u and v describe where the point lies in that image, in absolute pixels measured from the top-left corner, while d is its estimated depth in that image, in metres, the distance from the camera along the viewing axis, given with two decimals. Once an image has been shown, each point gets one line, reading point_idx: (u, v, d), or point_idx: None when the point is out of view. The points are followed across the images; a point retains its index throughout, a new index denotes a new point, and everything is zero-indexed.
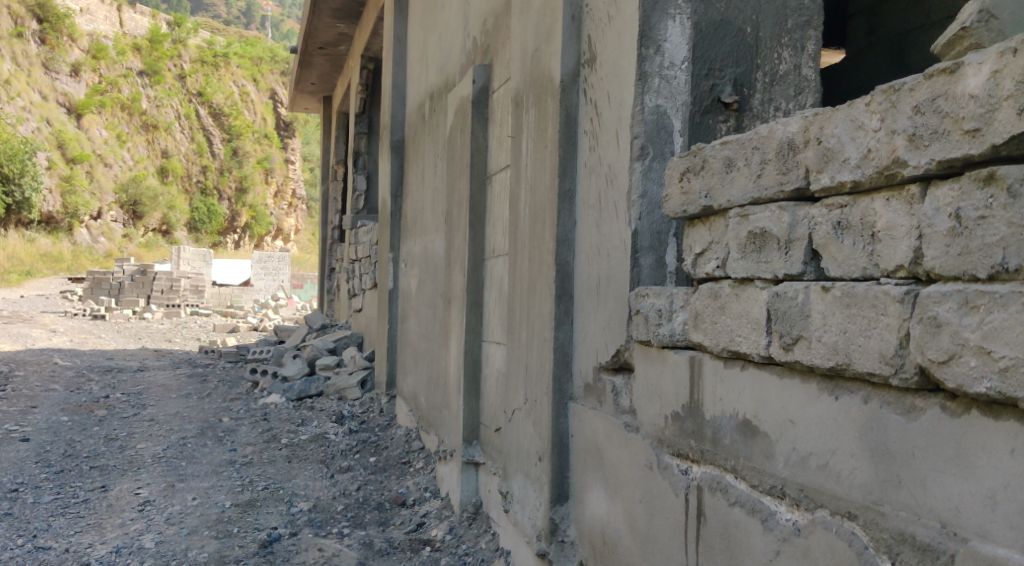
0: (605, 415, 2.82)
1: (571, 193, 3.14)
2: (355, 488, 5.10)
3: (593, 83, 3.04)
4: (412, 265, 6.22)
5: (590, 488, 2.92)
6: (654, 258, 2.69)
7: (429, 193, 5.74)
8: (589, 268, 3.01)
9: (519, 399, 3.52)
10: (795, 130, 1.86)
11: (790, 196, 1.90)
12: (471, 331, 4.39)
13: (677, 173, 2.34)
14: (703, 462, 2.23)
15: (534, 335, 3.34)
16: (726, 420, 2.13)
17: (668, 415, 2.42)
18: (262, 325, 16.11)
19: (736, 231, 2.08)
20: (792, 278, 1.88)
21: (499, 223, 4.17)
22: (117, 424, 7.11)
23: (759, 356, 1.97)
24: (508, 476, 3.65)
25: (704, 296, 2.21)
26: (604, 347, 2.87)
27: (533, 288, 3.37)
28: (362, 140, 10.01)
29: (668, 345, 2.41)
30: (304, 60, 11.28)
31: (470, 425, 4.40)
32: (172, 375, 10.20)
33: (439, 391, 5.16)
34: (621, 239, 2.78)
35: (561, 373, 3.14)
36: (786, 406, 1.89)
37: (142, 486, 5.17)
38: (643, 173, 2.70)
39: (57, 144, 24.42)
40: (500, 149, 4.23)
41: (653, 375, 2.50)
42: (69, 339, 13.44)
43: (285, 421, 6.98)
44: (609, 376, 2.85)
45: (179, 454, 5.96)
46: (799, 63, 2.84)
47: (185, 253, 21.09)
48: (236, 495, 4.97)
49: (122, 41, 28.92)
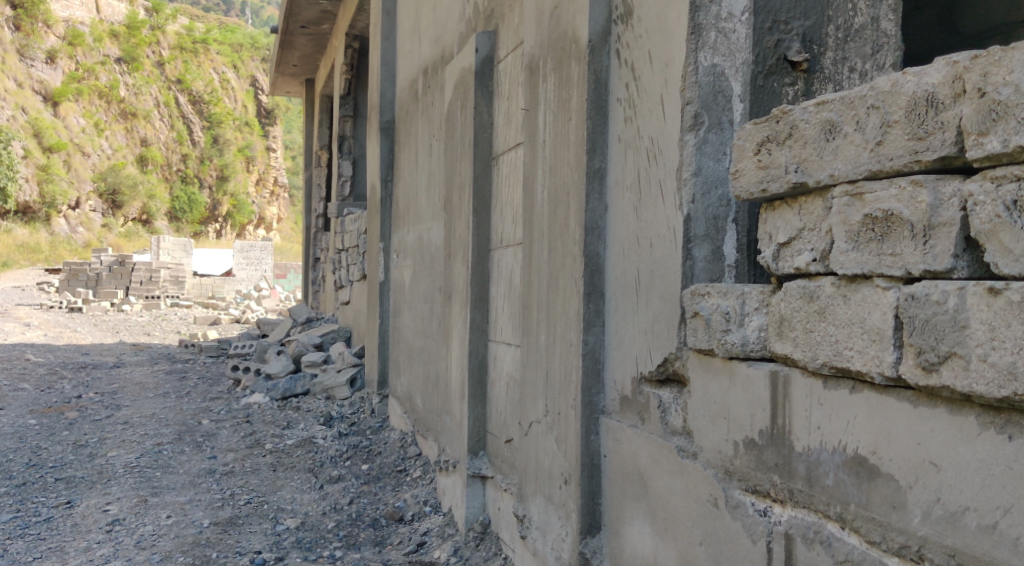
0: (650, 435, 2.37)
1: (601, 172, 2.69)
2: (348, 501, 4.63)
3: (628, 42, 2.58)
4: (404, 257, 5.76)
5: (629, 521, 2.47)
6: (710, 248, 2.24)
7: (424, 177, 5.27)
8: (626, 261, 2.56)
9: (539, 411, 3.07)
10: (939, 81, 1.44)
11: (929, 168, 1.47)
12: (477, 330, 3.94)
13: (751, 144, 1.89)
14: (791, 503, 1.79)
15: (556, 338, 2.89)
16: (827, 455, 1.69)
17: (738, 441, 1.97)
18: (244, 316, 15.61)
19: (843, 216, 1.64)
20: (935, 276, 1.45)
21: (509, 210, 3.72)
22: (88, 428, 6.61)
23: (882, 378, 1.53)
24: (523, 497, 3.21)
25: (794, 297, 1.76)
26: (646, 354, 2.42)
27: (554, 283, 2.92)
28: (348, 122, 9.49)
29: (738, 356, 1.96)
30: (284, 40, 10.72)
31: (475, 435, 3.95)
32: (150, 372, 9.68)
33: (438, 393, 4.70)
34: (668, 226, 2.33)
35: (592, 384, 2.68)
36: (925, 443, 1.46)
37: (111, 501, 4.68)
38: (697, 146, 2.25)
39: (33, 133, 23.75)
40: (508, 126, 3.76)
41: (716, 392, 2.05)
42: (44, 333, 12.87)
43: (269, 424, 6.51)
44: (653, 389, 2.40)
45: (154, 463, 5.46)
46: (877, 15, 2.28)
47: (165, 243, 20.47)
48: (215, 512, 4.48)
49: (98, 27, 28.04)
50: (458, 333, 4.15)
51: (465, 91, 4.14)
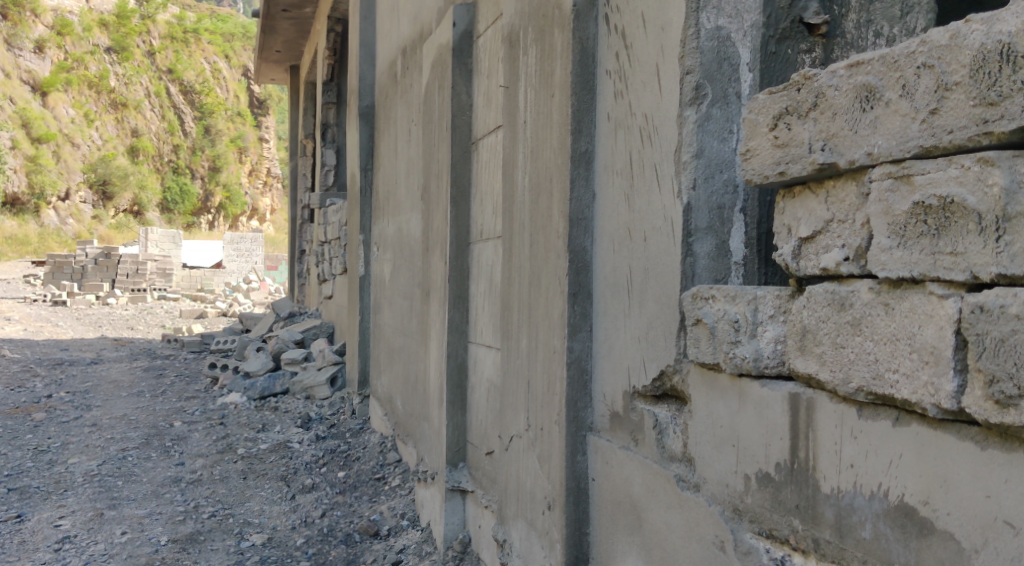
0: (644, 460, 2.04)
1: (587, 156, 2.36)
2: (320, 514, 4.30)
3: (618, 5, 2.24)
4: (384, 249, 5.41)
5: (620, 558, 2.15)
6: (714, 242, 1.92)
7: (403, 164, 4.93)
8: (616, 257, 2.23)
9: (520, 425, 2.74)
10: (1018, 29, 1.11)
11: (1002, 144, 1.15)
12: (455, 330, 3.60)
13: (766, 118, 1.57)
14: (817, 555, 1.48)
15: (539, 343, 2.56)
16: (863, 501, 1.37)
17: (750, 475, 1.65)
18: (231, 309, 15.23)
19: (884, 204, 1.32)
20: (1011, 283, 1.13)
21: (489, 198, 3.37)
22: (54, 431, 6.28)
23: (938, 410, 1.21)
24: (504, 519, 2.88)
25: (819, 304, 1.44)
26: (640, 365, 2.09)
27: (536, 282, 2.59)
28: (331, 110, 9.13)
29: (750, 374, 1.64)
30: (266, 24, 10.35)
31: (454, 445, 3.63)
32: (127, 370, 9.32)
33: (417, 396, 4.38)
34: (665, 216, 1.99)
35: (578, 397, 2.36)
36: (997, 497, 1.15)
37: (65, 515, 4.35)
38: (699, 123, 1.91)
39: (21, 124, 23.23)
40: (488, 108, 3.41)
41: (723, 413, 1.74)
42: (24, 327, 12.52)
43: (244, 426, 6.18)
44: (648, 407, 2.07)
45: (116, 471, 5.13)
46: None
47: (154, 234, 20.06)
48: (174, 528, 4.15)
49: (87, 17, 27.58)
50: (437, 333, 3.82)
51: (442, 69, 3.80)
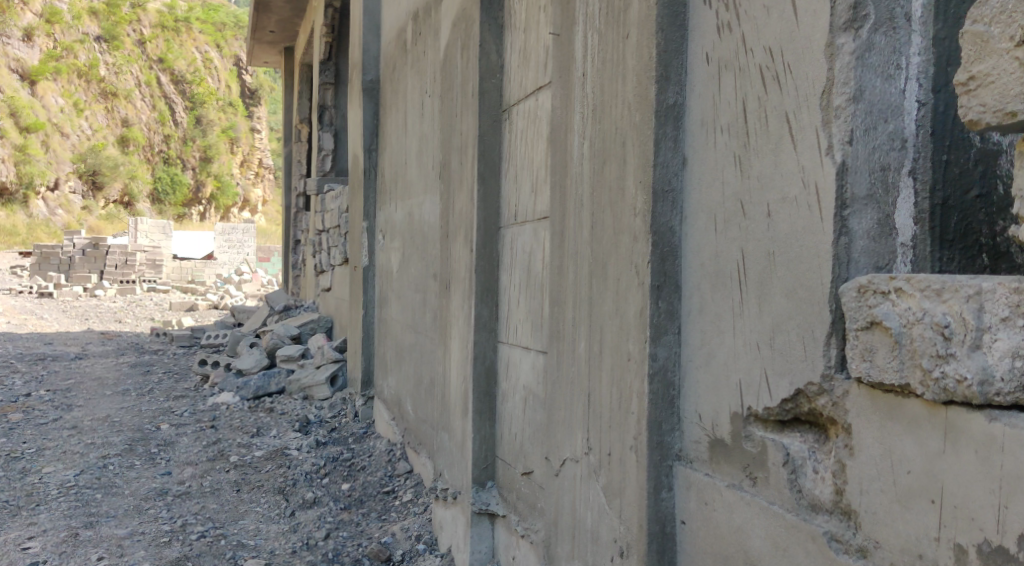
0: (768, 506, 1.55)
1: (677, 111, 1.85)
2: (324, 535, 3.79)
3: None
4: (392, 237, 4.89)
5: None
6: (876, 217, 1.44)
7: (415, 142, 4.40)
8: (719, 240, 1.71)
9: (577, 447, 2.23)
10: None
11: None
12: (483, 329, 3.09)
13: (1012, 29, 1.10)
14: None
15: (604, 348, 2.05)
16: None
17: (966, 546, 1.17)
18: (223, 302, 14.63)
19: None
20: None
21: (528, 172, 2.86)
22: (30, 435, 5.75)
23: None
24: (553, 559, 2.39)
25: None
26: (760, 381, 1.59)
27: (602, 272, 2.07)
28: (328, 90, 8.65)
29: (969, 402, 1.15)
30: (260, 2, 9.77)
31: (481, 462, 3.11)
32: (113, 366, 8.77)
33: (433, 402, 3.87)
34: (804, 181, 1.49)
35: (663, 418, 1.85)
36: None
37: (35, 535, 3.83)
38: (859, 54, 1.43)
39: (9, 113, 22.79)
40: (526, 67, 2.90)
41: (914, 451, 1.25)
42: (8, 320, 11.96)
43: (237, 431, 5.66)
44: (772, 436, 1.58)
45: (95, 483, 4.61)
46: None
47: (142, 224, 19.24)
48: (158, 552, 3.63)
49: (77, 4, 26.84)
50: (459, 331, 3.31)
51: (467, 27, 3.27)
